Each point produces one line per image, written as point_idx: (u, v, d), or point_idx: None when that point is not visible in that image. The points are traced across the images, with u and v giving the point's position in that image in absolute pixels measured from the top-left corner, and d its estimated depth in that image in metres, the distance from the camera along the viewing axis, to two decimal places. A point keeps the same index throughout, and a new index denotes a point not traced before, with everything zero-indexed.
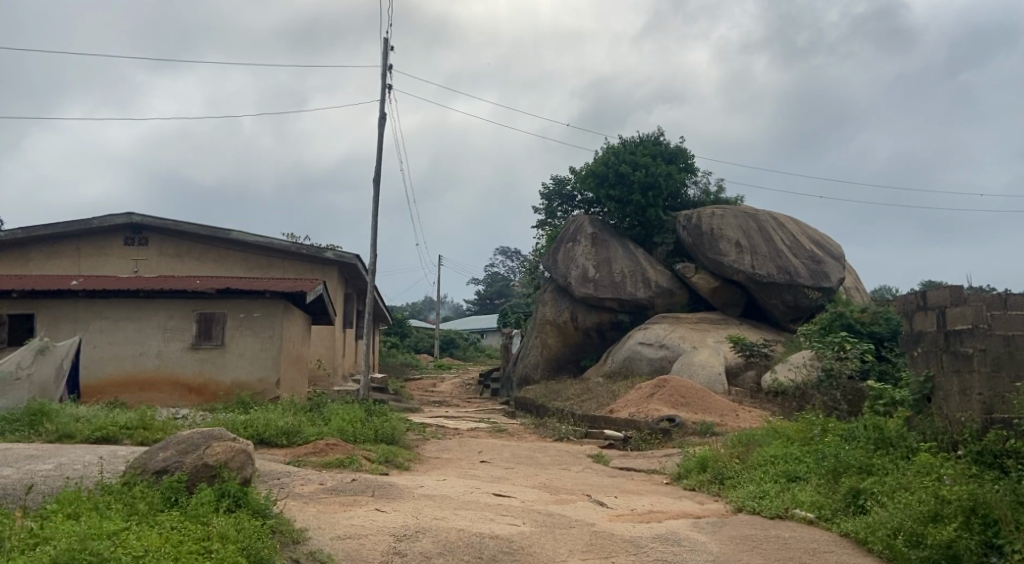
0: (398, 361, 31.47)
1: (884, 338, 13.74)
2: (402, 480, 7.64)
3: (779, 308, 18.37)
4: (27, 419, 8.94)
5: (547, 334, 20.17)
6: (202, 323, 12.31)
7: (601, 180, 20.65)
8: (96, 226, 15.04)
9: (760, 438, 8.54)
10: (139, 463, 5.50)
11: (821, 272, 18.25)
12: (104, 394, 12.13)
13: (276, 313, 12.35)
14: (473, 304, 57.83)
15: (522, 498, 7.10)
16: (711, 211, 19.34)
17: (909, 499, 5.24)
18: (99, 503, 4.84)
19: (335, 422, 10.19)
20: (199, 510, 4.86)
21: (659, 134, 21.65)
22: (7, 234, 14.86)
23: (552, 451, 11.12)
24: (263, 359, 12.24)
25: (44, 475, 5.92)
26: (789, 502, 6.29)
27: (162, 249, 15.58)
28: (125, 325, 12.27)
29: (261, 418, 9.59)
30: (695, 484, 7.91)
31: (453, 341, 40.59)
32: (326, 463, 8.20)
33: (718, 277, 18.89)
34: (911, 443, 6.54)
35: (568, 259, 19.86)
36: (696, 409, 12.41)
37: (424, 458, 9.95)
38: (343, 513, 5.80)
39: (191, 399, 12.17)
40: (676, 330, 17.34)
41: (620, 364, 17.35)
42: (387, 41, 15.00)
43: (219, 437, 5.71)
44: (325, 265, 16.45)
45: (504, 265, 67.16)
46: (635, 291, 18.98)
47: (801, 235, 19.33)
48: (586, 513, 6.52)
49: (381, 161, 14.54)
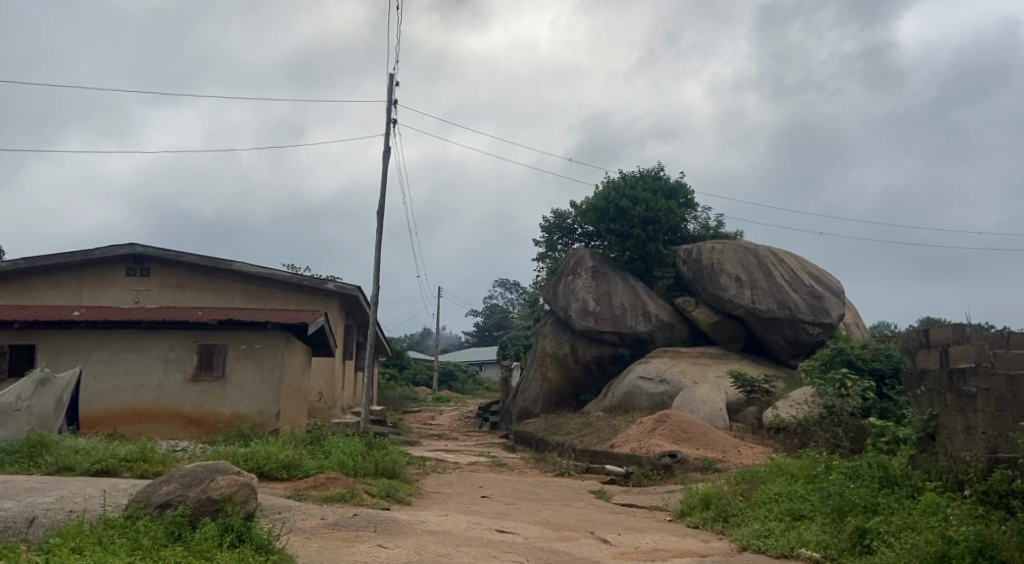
0: (397, 394, 31.22)
1: (885, 375, 13.61)
2: (404, 515, 7.59)
3: (779, 343, 18.33)
4: (26, 451, 8.90)
5: (546, 367, 20.20)
6: (203, 355, 12.30)
7: (601, 214, 20.87)
8: (99, 256, 15.12)
9: (763, 476, 8.51)
10: (142, 496, 5.45)
11: (821, 308, 18.24)
12: (103, 426, 12.08)
13: (277, 343, 12.33)
14: (473, 336, 57.71)
15: (525, 535, 7.05)
16: (711, 246, 19.46)
17: (916, 540, 5.23)
18: (101, 537, 4.80)
19: (336, 455, 10.11)
20: (203, 545, 4.84)
21: (659, 168, 21.85)
22: (9, 264, 14.93)
23: (554, 487, 11.05)
24: (263, 391, 12.21)
25: (45, 508, 5.88)
26: (795, 541, 6.25)
27: (164, 279, 15.62)
28: (126, 356, 12.26)
29: (261, 450, 9.52)
30: (699, 522, 7.86)
31: (452, 373, 40.44)
32: (328, 496, 8.15)
33: (718, 311, 18.94)
34: (916, 482, 6.55)
35: (568, 292, 19.88)
36: (697, 445, 12.34)
37: (425, 493, 9.89)
38: (346, 549, 5.78)
39: (190, 430, 12.11)
40: (676, 364, 17.35)
41: (621, 399, 17.32)
42: (393, 78, 15.28)
43: (223, 471, 5.70)
44: (326, 296, 16.49)
45: (504, 297, 67.38)
46: (635, 325, 18.99)
47: (800, 270, 19.43)
48: (590, 550, 6.49)
49: (384, 193, 14.68)
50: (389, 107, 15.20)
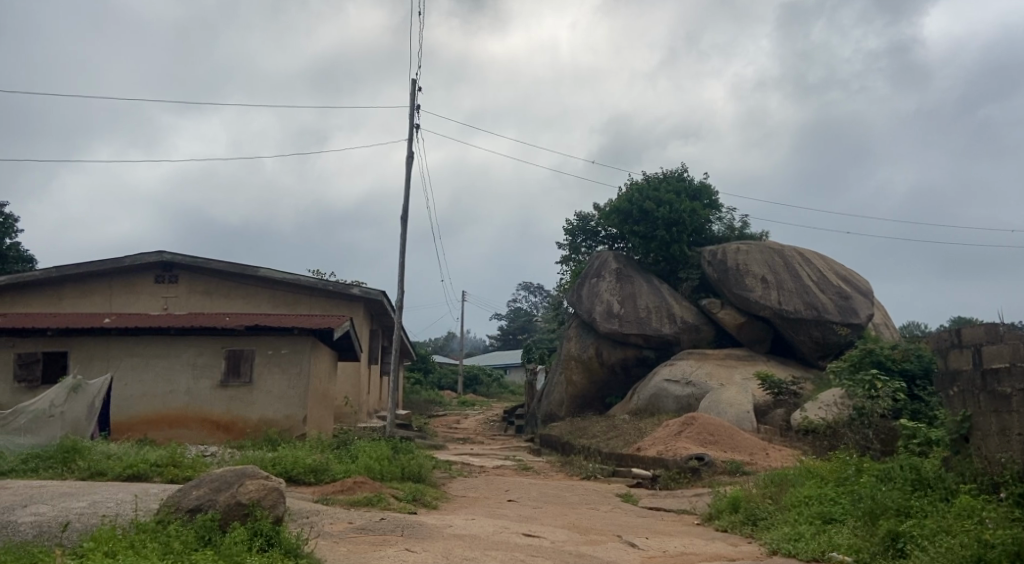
0: (423, 398, 31.34)
1: (916, 376, 13.38)
2: (430, 519, 7.62)
3: (807, 344, 18.10)
4: (60, 457, 9.08)
5: (571, 370, 20.12)
6: (231, 360, 12.46)
7: (625, 216, 20.79)
8: (128, 264, 15.40)
9: (792, 478, 8.39)
10: (173, 500, 5.55)
11: (849, 308, 17.97)
12: (134, 431, 12.30)
13: (303, 349, 12.45)
14: (497, 339, 57.78)
15: (552, 539, 7.03)
16: (736, 247, 19.29)
17: (950, 543, 5.13)
18: (134, 541, 4.88)
19: (363, 459, 10.18)
20: (233, 549, 4.90)
21: (683, 169, 21.71)
22: (41, 272, 15.27)
23: (580, 490, 11.00)
24: (290, 395, 12.32)
25: (79, 512, 6.00)
26: (826, 545, 6.18)
27: (192, 286, 15.86)
28: (155, 362, 12.47)
29: (289, 455, 9.62)
30: (727, 525, 7.78)
31: (477, 378, 40.53)
32: (355, 501, 8.20)
33: (744, 312, 18.76)
34: (950, 485, 6.42)
35: (592, 295, 19.82)
36: (725, 447, 12.22)
37: (451, 497, 9.90)
38: (374, 553, 5.81)
39: (218, 435, 12.27)
40: (702, 367, 17.20)
41: (646, 401, 17.20)
42: (415, 83, 15.37)
43: (252, 475, 5.76)
44: (351, 301, 16.59)
45: (528, 301, 67.38)
46: (660, 327, 18.88)
47: (828, 270, 19.17)
48: (618, 554, 6.45)
49: (408, 198, 14.76)
50: (412, 112, 15.30)
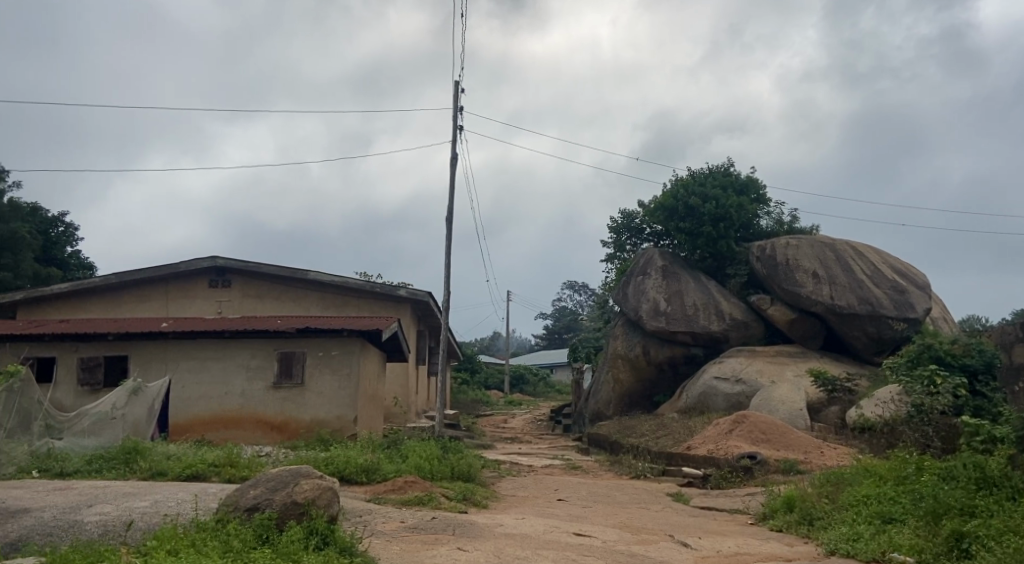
0: (470, 398, 31.50)
1: (978, 371, 12.90)
2: (480, 518, 7.66)
3: (861, 340, 17.61)
4: (123, 458, 9.43)
5: (618, 368, 19.97)
6: (283, 362, 12.74)
7: (670, 213, 20.53)
8: (183, 269, 15.89)
9: (849, 477, 8.17)
10: (230, 500, 5.71)
11: (905, 302, 17.43)
12: (192, 432, 12.68)
13: (352, 350, 12.66)
14: (543, 339, 57.75)
15: (603, 538, 7.00)
16: (786, 242, 18.90)
17: (1018, 544, 4.92)
18: (195, 540, 5.03)
19: (413, 459, 10.30)
20: (290, 547, 5.02)
21: (729, 163, 21.36)
22: (102, 279, 15.85)
23: (630, 490, 10.92)
24: (341, 396, 12.54)
25: (141, 512, 6.21)
26: (886, 545, 6.02)
27: (244, 290, 16.27)
28: (211, 365, 12.83)
29: (341, 455, 9.80)
30: (783, 525, 7.64)
31: (523, 377, 40.60)
32: (406, 500, 8.29)
33: (794, 308, 18.37)
34: (1017, 483, 6.16)
35: (638, 293, 19.65)
36: (778, 446, 11.98)
37: (501, 496, 9.95)
38: (426, 552, 5.87)
39: (272, 436, 12.56)
40: (753, 364, 16.89)
41: (695, 400, 16.98)
42: (459, 84, 15.48)
43: (307, 475, 5.89)
44: (398, 303, 16.80)
45: (573, 299, 67.17)
46: (708, 324, 18.62)
47: (882, 264, 18.63)
48: (671, 554, 6.38)
49: (453, 200, 14.87)
50: (456, 113, 15.41)
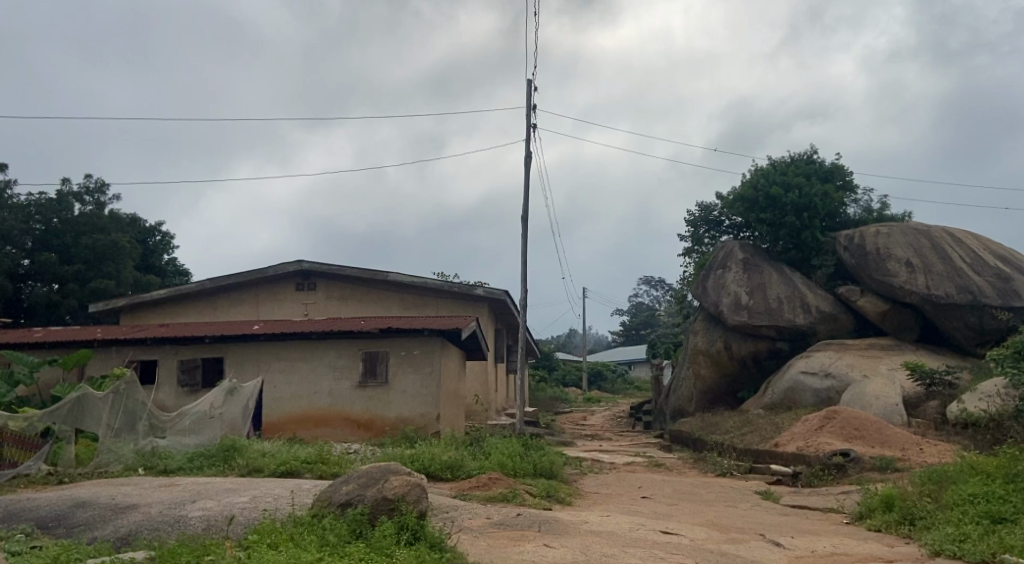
0: (549, 395, 31.56)
1: None
2: (565, 515, 7.69)
3: (961, 331, 16.67)
4: (222, 455, 9.98)
5: (699, 364, 19.58)
6: (368, 362, 13.12)
7: (750, 204, 19.98)
8: (271, 274, 16.58)
9: (953, 475, 7.77)
10: (325, 495, 5.95)
11: (1010, 290, 16.39)
12: (284, 430, 13.21)
13: (434, 349, 12.91)
14: (620, 335, 57.23)
15: (691, 536, 6.90)
16: (876, 230, 18.09)
17: None
18: (294, 534, 5.27)
19: (496, 455, 10.42)
20: (382, 542, 5.19)
21: (812, 150, 20.60)
22: (198, 285, 16.72)
23: (717, 488, 10.71)
24: (424, 394, 12.81)
25: (242, 507, 6.54)
26: (997, 547, 5.71)
27: (328, 293, 16.84)
28: (300, 366, 13.34)
29: (426, 452, 10.02)
30: (881, 525, 7.34)
31: (601, 373, 40.37)
32: (491, 497, 8.40)
33: (887, 299, 17.56)
34: None
35: (718, 287, 19.22)
36: (872, 443, 11.50)
37: (584, 494, 9.95)
38: (513, 548, 5.94)
39: (359, 434, 12.94)
40: (843, 358, 16.24)
41: (781, 395, 16.48)
42: (531, 83, 15.54)
43: (396, 472, 6.04)
44: (476, 302, 17.02)
45: (649, 295, 66.26)
46: (793, 318, 18.03)
47: (983, 250, 17.58)
48: (763, 554, 6.23)
49: (528, 199, 14.93)
50: (529, 112, 15.47)
